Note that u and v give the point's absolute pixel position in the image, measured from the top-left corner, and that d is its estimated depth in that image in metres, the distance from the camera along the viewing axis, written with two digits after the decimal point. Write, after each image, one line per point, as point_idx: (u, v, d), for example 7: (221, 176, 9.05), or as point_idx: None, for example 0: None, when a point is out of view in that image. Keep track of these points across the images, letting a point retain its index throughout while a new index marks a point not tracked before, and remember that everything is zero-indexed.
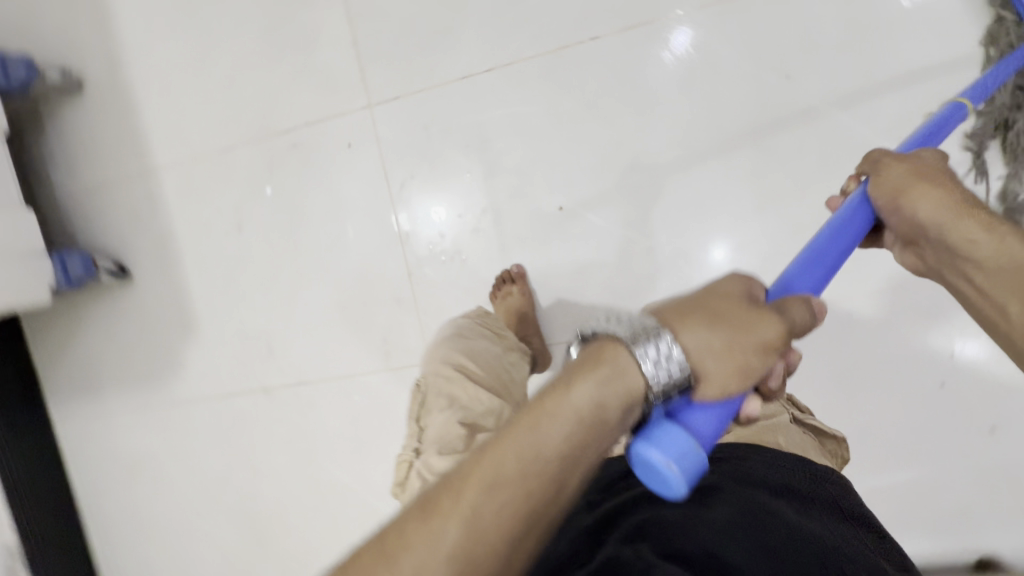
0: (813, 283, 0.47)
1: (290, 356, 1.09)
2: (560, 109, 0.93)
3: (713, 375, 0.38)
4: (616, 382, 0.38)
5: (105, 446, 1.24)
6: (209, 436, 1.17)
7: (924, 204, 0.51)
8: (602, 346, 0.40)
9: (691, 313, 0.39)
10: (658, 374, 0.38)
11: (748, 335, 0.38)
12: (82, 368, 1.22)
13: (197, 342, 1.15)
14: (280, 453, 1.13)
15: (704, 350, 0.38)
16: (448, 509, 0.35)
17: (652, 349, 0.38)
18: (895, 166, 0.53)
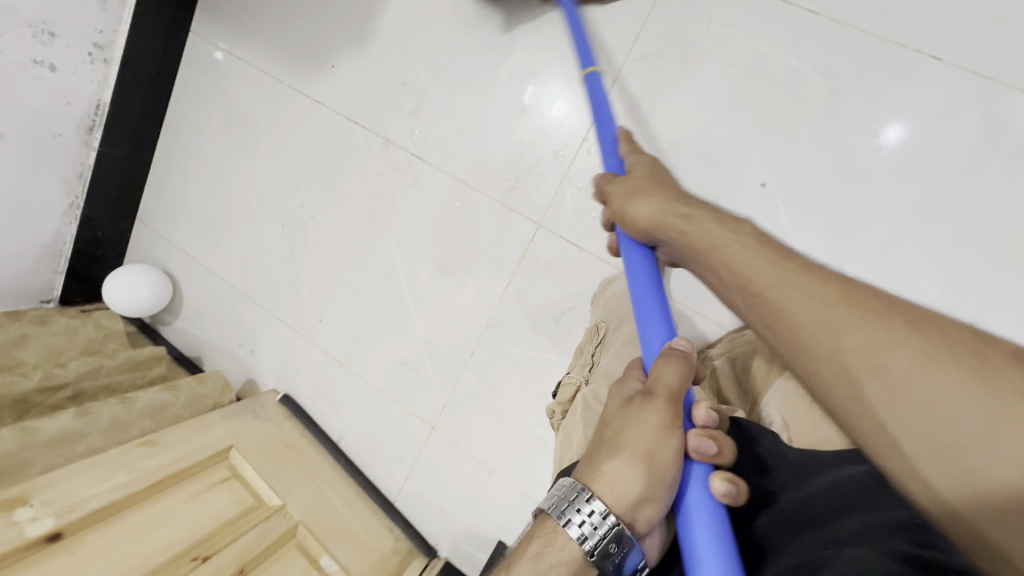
0: (659, 325, 0.59)
1: (427, 130, 1.08)
2: (838, 98, 0.85)
3: (620, 486, 0.50)
4: (552, 547, 0.50)
5: (214, 87, 1.25)
6: (312, 147, 1.17)
7: (641, 214, 0.60)
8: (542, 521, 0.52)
9: (608, 447, 0.52)
10: (588, 519, 0.49)
11: (637, 443, 0.51)
12: (244, 3, 1.19)
13: (355, 58, 1.12)
14: (357, 199, 1.15)
15: (613, 476, 0.50)
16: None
17: (573, 518, 0.50)
18: (621, 186, 0.65)
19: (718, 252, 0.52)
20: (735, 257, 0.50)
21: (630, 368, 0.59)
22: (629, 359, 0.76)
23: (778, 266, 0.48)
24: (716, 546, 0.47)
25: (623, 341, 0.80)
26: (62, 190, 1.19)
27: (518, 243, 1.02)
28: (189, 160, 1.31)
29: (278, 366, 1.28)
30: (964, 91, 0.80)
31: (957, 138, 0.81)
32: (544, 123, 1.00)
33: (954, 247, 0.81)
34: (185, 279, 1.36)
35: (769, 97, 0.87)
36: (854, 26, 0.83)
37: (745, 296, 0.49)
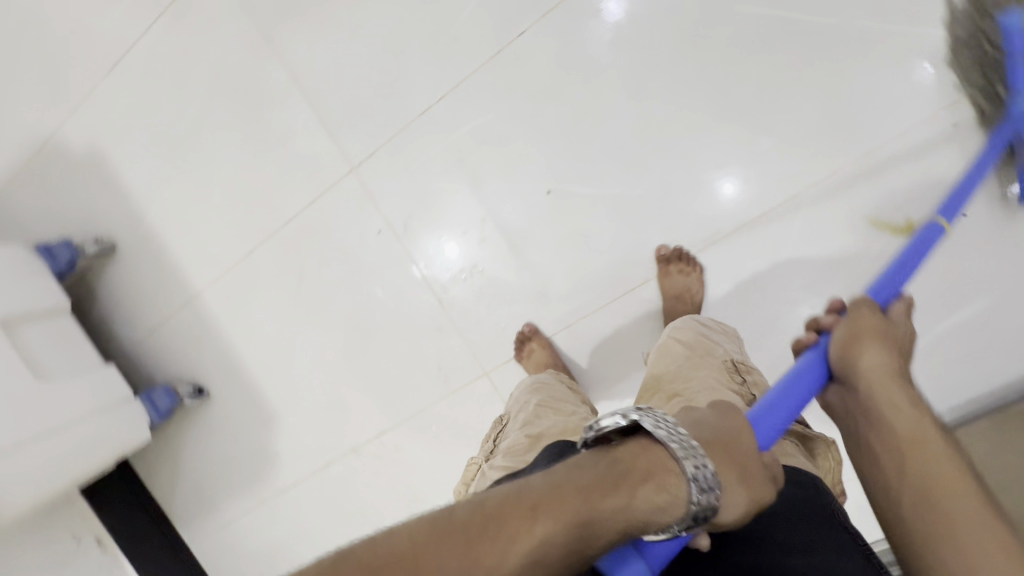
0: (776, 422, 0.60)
1: (364, 415, 1.18)
2: (517, 107, 0.99)
3: (735, 502, 0.50)
4: (674, 502, 0.48)
5: (235, 556, 1.35)
6: (321, 512, 1.26)
7: (864, 364, 0.62)
8: (654, 447, 0.51)
9: (732, 454, 0.52)
10: (704, 484, 0.48)
11: (756, 486, 0.52)
12: (194, 489, 1.34)
13: (283, 433, 1.24)
14: (385, 506, 1.21)
15: (730, 483, 0.50)
16: (514, 540, 0.45)
17: (698, 469, 0.48)
18: (863, 320, 0.66)
19: (891, 416, 0.56)
20: (913, 462, 0.52)
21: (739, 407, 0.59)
22: (524, 433, 0.79)
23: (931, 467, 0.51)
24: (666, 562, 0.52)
25: (520, 422, 0.83)
26: None
27: (489, 400, 1.09)
28: None
29: None
30: (562, 20, 0.95)
31: (595, 45, 0.94)
32: (408, 322, 1.11)
33: (678, 75, 0.92)
34: None
35: (488, 158, 1.02)
36: (473, 74, 1.00)
37: (918, 483, 0.51)
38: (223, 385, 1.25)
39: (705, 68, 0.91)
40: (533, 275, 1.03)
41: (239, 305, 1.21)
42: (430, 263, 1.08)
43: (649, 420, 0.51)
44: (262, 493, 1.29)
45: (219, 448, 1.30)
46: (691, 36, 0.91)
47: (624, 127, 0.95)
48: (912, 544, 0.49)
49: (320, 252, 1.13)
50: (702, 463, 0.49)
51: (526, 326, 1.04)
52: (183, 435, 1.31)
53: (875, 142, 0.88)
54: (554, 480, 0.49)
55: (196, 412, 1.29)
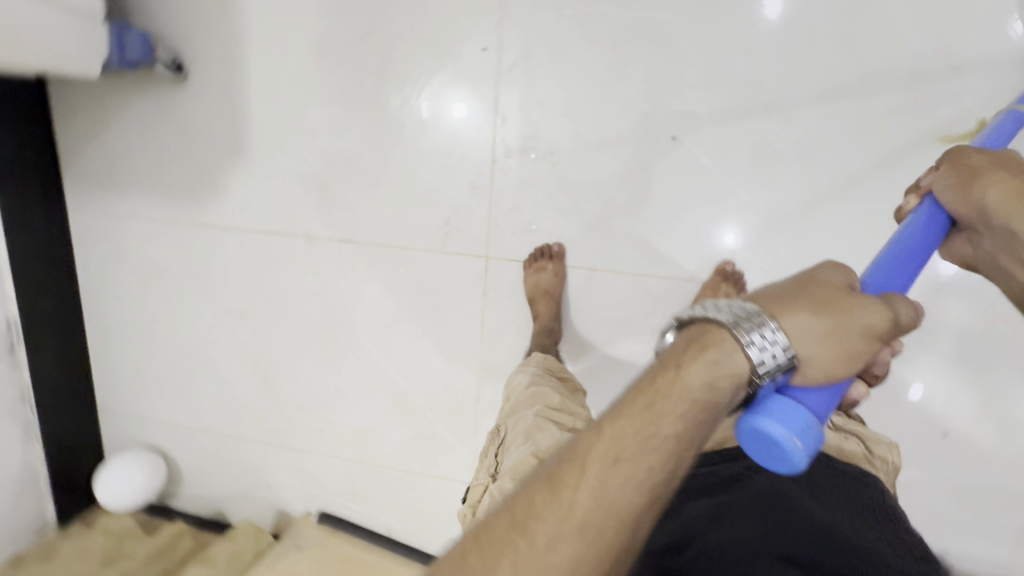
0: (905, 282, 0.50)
1: (342, 211, 1.05)
2: (707, 28, 0.85)
3: (811, 344, 0.43)
4: (728, 355, 0.44)
5: (118, 253, 1.19)
6: (236, 270, 1.13)
7: (993, 196, 0.52)
8: (708, 325, 0.47)
9: (795, 296, 0.46)
10: (767, 340, 0.43)
11: (848, 323, 0.44)
12: (109, 160, 1.13)
13: (243, 172, 1.08)
14: (304, 306, 1.11)
15: (799, 324, 0.44)
16: (586, 468, 0.43)
17: (755, 331, 0.44)
18: (972, 155, 0.55)
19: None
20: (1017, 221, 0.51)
21: (821, 266, 0.50)
22: (528, 450, 0.73)
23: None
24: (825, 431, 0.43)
25: (521, 436, 0.77)
26: (9, 418, 1.13)
27: (476, 281, 1.01)
28: (123, 330, 1.25)
29: (301, 490, 1.25)
30: None
31: (824, 25, 0.82)
32: (449, 157, 0.98)
33: (867, 123, 0.83)
34: (173, 444, 1.31)
35: (642, 57, 0.88)
36: None
37: None
38: (208, 81, 1.04)
39: (896, 129, 0.83)
40: (597, 202, 0.94)
41: (277, 7, 0.98)
42: (511, 116, 0.94)
43: (687, 314, 0.49)
44: (184, 213, 1.13)
45: (163, 140, 1.09)
46: (909, 89, 0.82)
47: (785, 129, 0.86)
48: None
49: (405, 19, 0.94)
50: (757, 321, 0.44)
51: (552, 245, 0.96)
52: (129, 99, 1.09)
53: (957, 305, 0.87)
54: (621, 402, 0.46)
55: (160, 86, 1.07)
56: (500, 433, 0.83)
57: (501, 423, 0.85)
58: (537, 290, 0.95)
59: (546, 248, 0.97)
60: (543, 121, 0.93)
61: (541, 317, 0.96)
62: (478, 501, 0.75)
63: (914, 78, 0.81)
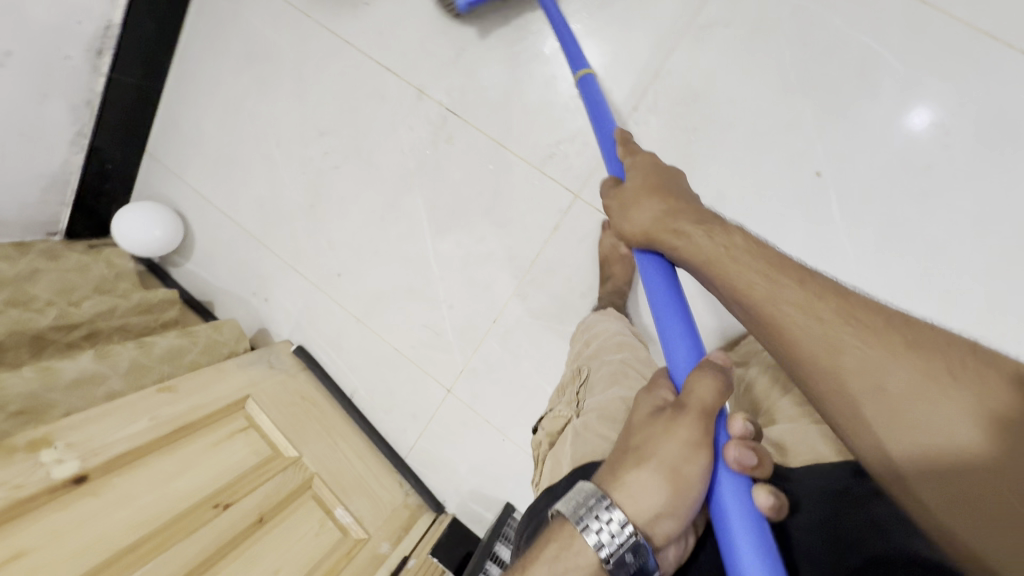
0: (687, 351, 0.57)
1: (464, 83, 1.02)
2: None
3: (648, 493, 0.48)
4: (570, 546, 0.48)
5: (235, 16, 1.16)
6: (337, 87, 1.11)
7: (638, 219, 0.65)
8: (560, 523, 0.49)
9: (636, 461, 0.50)
10: (602, 530, 0.47)
11: (667, 457, 0.49)
12: None
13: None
14: (383, 155, 1.10)
15: (636, 483, 0.49)
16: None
17: (592, 523, 0.47)
18: (628, 191, 0.69)
19: (785, 317, 0.50)
20: (787, 313, 0.50)
21: (657, 383, 0.57)
22: (615, 395, 0.71)
23: (879, 343, 0.47)
24: (762, 558, 0.46)
25: (606, 379, 0.75)
26: (68, 114, 1.11)
27: (555, 213, 0.99)
28: (203, 91, 1.23)
29: (292, 320, 1.26)
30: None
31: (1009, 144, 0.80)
32: (592, 83, 0.94)
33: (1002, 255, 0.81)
34: (198, 221, 1.31)
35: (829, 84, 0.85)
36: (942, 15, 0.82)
37: (822, 357, 0.47)
38: None
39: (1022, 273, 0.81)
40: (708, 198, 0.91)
41: None
42: (672, 75, 0.90)
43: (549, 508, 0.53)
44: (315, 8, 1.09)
45: None
46: None
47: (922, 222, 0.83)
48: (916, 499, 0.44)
49: None
50: (592, 521, 0.48)
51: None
52: None
53: None
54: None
55: None
56: (580, 372, 0.80)
57: (581, 364, 0.82)
58: (614, 251, 0.93)
59: None
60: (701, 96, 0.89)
61: (613, 279, 0.94)
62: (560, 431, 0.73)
63: None
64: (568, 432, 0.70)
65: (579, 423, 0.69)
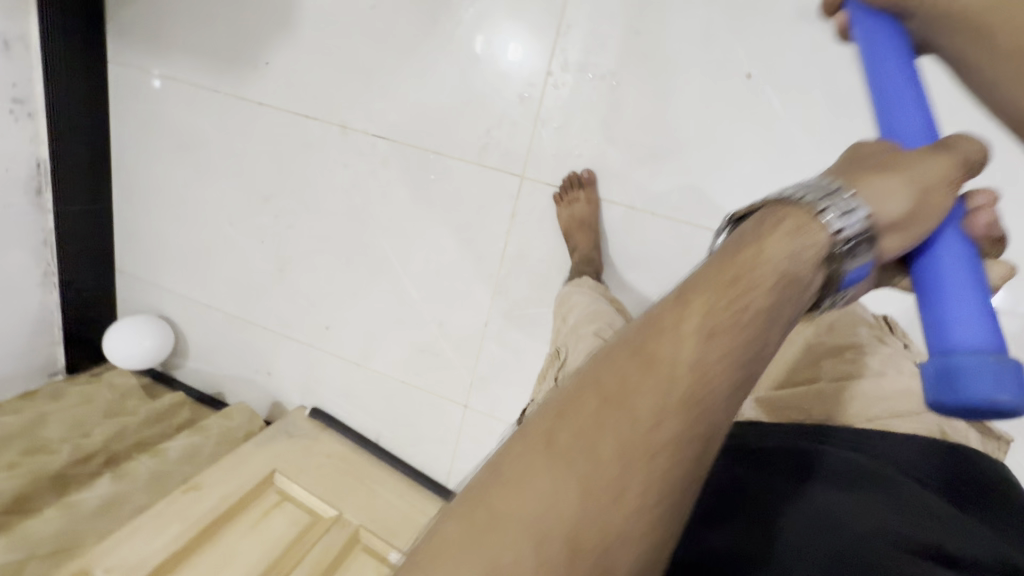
0: (915, 120, 0.46)
1: (382, 103, 1.01)
2: None
3: (896, 198, 0.41)
4: (800, 254, 0.39)
5: (154, 115, 1.17)
6: (267, 148, 1.11)
7: None
8: (784, 208, 0.41)
9: (860, 173, 0.43)
10: (846, 220, 0.40)
11: (920, 174, 0.42)
12: (155, 15, 1.10)
13: (289, 47, 1.03)
14: (330, 199, 1.09)
15: (875, 187, 0.41)
16: (677, 338, 0.38)
17: (836, 203, 0.40)
18: None
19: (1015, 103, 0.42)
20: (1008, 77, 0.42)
21: (877, 141, 0.46)
22: None
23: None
24: (976, 294, 0.41)
25: (582, 365, 0.76)
26: (30, 259, 1.15)
27: (507, 200, 0.97)
28: (149, 196, 1.25)
29: (300, 384, 1.26)
30: None
31: None
32: (500, 62, 0.92)
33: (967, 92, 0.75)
34: (184, 318, 1.33)
35: None
36: None
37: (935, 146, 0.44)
38: None
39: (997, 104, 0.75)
40: (649, 135, 0.88)
41: None
42: (576, 25, 0.87)
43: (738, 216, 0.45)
44: (222, 81, 1.10)
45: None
46: None
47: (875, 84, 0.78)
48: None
49: None
50: (845, 205, 0.40)
51: (582, 172, 0.92)
52: None
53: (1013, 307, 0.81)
54: (690, 280, 0.41)
55: None
56: (558, 358, 0.82)
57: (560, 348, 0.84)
58: (572, 222, 0.90)
59: (576, 175, 0.92)
60: (610, 37, 0.86)
61: (580, 250, 0.91)
62: None
63: None
64: None
65: None
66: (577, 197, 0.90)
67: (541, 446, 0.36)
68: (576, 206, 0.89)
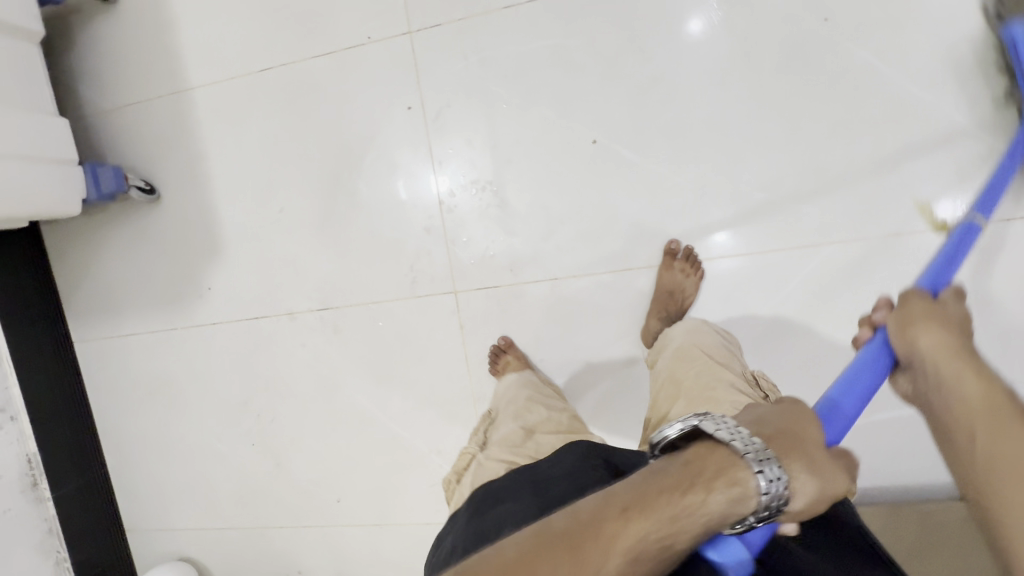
0: (855, 402, 0.59)
1: (316, 280, 1.12)
2: (594, 41, 0.93)
3: (801, 495, 0.49)
4: (735, 499, 0.47)
5: (124, 371, 1.26)
6: (231, 359, 1.19)
7: (922, 342, 0.61)
8: (720, 447, 0.50)
9: (785, 450, 0.50)
10: (770, 482, 0.47)
11: (829, 481, 0.50)
12: (104, 286, 1.23)
13: (223, 268, 1.16)
14: (300, 381, 1.16)
15: (801, 483, 0.49)
16: (612, 539, 0.45)
17: (767, 468, 0.48)
18: (913, 303, 0.65)
19: (958, 407, 0.54)
20: (978, 428, 0.51)
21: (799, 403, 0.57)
22: (515, 423, 0.87)
23: (999, 433, 0.49)
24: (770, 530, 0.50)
25: (510, 416, 0.91)
26: (37, 557, 1.13)
27: (451, 316, 1.06)
28: (138, 445, 1.29)
29: (331, 568, 1.23)
30: None
31: (705, 13, 0.89)
32: (399, 210, 1.05)
33: (765, 86, 0.89)
34: (202, 550, 1.31)
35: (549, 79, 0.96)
36: None
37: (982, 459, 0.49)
38: (180, 192, 1.15)
39: (794, 84, 0.88)
40: (541, 217, 1.00)
41: (227, 117, 1.10)
42: (447, 159, 1.02)
43: (706, 421, 0.52)
44: (174, 318, 1.20)
45: (146, 255, 1.19)
46: (794, 47, 0.87)
47: (693, 107, 0.91)
48: (992, 512, 0.46)
49: (337, 99, 1.05)
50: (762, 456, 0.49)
51: (501, 338, 1.04)
52: (114, 228, 1.20)
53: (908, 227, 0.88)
54: (638, 484, 0.49)
55: (138, 209, 1.18)
56: (489, 417, 0.96)
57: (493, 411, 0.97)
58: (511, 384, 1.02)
59: (496, 343, 1.04)
60: (477, 156, 1.01)
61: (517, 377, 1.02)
62: (464, 464, 0.86)
63: (795, 37, 0.87)
64: (473, 463, 0.83)
65: (483, 451, 0.84)
66: (505, 362, 1.02)
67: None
68: (507, 371, 1.01)
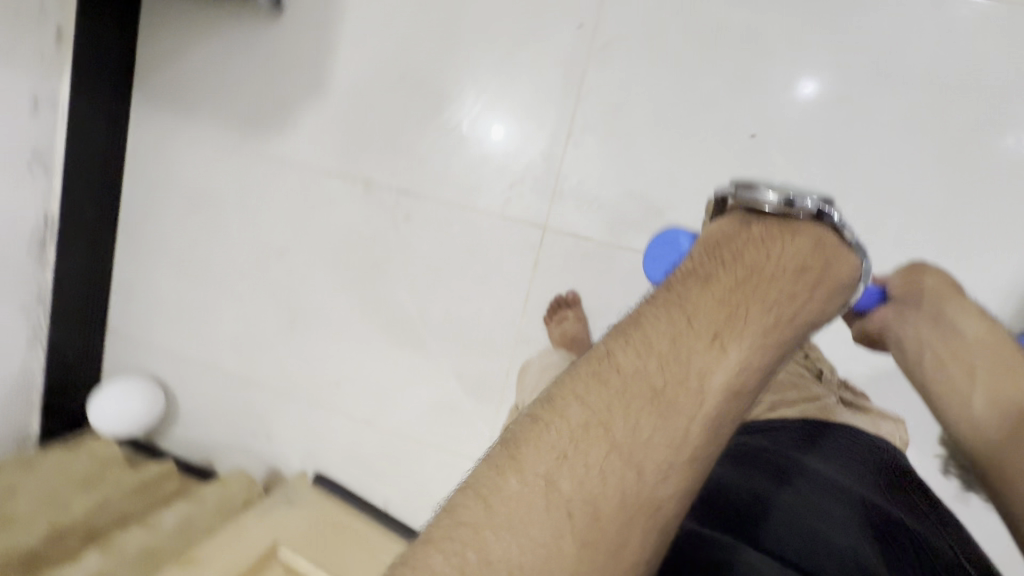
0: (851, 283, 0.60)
1: (407, 161, 1.06)
2: (795, 34, 0.88)
3: (804, 276, 0.49)
4: (790, 299, 0.47)
5: (170, 173, 1.19)
6: (286, 205, 1.13)
7: (912, 325, 0.66)
8: (757, 224, 0.52)
9: (740, 295, 0.47)
10: (812, 202, 0.53)
11: (828, 276, 0.50)
12: (184, 81, 1.15)
13: (318, 112, 1.09)
14: (348, 253, 1.10)
15: (787, 256, 0.49)
16: (698, 392, 0.43)
17: (823, 205, 0.53)
18: (931, 275, 0.70)
19: (753, 253, 0.50)
20: (701, 317, 0.46)
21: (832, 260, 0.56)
22: None
23: (745, 346, 0.44)
24: None
25: None
26: (20, 318, 1.09)
27: (530, 250, 1.01)
28: (154, 253, 1.22)
29: (302, 446, 1.19)
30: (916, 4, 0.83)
31: (922, 50, 0.84)
32: (522, 124, 1.00)
33: (947, 147, 0.84)
34: (178, 380, 1.26)
35: (734, 55, 0.90)
36: None
37: (723, 306, 0.46)
38: (303, 17, 1.07)
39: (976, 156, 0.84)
40: (664, 188, 0.95)
41: None
42: (594, 94, 0.96)
43: (746, 190, 0.54)
44: (244, 142, 1.13)
45: (240, 67, 1.11)
46: (994, 120, 0.83)
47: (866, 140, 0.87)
48: (700, 376, 0.43)
49: None
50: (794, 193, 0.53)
51: (567, 292, 1.00)
52: (217, 26, 1.12)
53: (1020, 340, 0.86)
54: (693, 315, 0.46)
55: (252, 16, 1.09)
56: None
57: (519, 394, 0.88)
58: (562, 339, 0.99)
59: (560, 295, 1.01)
60: (626, 103, 0.95)
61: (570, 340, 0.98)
62: None
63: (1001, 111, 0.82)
64: None
65: None
66: (563, 317, 0.99)
67: (541, 490, 0.39)
68: (563, 325, 0.98)
